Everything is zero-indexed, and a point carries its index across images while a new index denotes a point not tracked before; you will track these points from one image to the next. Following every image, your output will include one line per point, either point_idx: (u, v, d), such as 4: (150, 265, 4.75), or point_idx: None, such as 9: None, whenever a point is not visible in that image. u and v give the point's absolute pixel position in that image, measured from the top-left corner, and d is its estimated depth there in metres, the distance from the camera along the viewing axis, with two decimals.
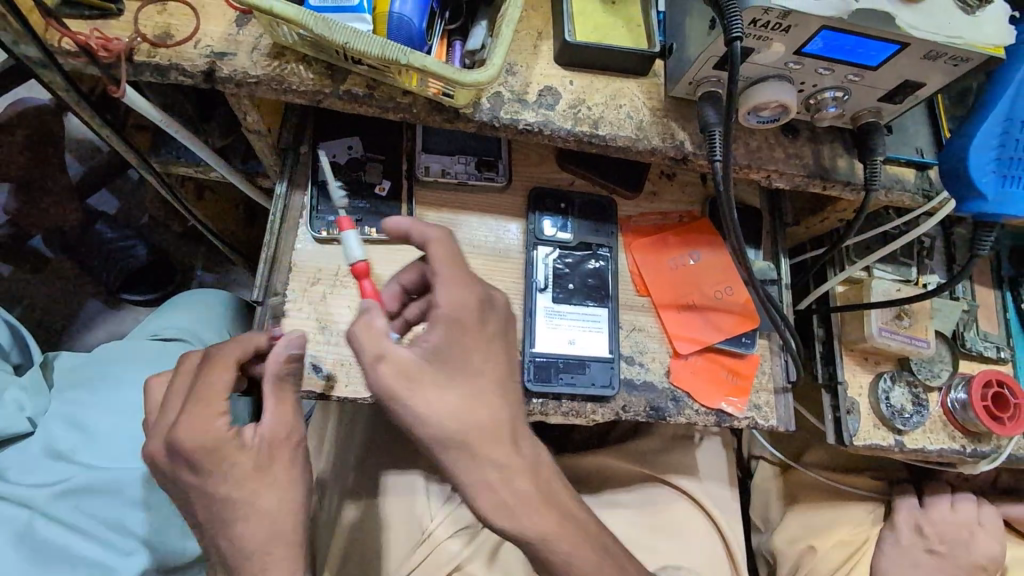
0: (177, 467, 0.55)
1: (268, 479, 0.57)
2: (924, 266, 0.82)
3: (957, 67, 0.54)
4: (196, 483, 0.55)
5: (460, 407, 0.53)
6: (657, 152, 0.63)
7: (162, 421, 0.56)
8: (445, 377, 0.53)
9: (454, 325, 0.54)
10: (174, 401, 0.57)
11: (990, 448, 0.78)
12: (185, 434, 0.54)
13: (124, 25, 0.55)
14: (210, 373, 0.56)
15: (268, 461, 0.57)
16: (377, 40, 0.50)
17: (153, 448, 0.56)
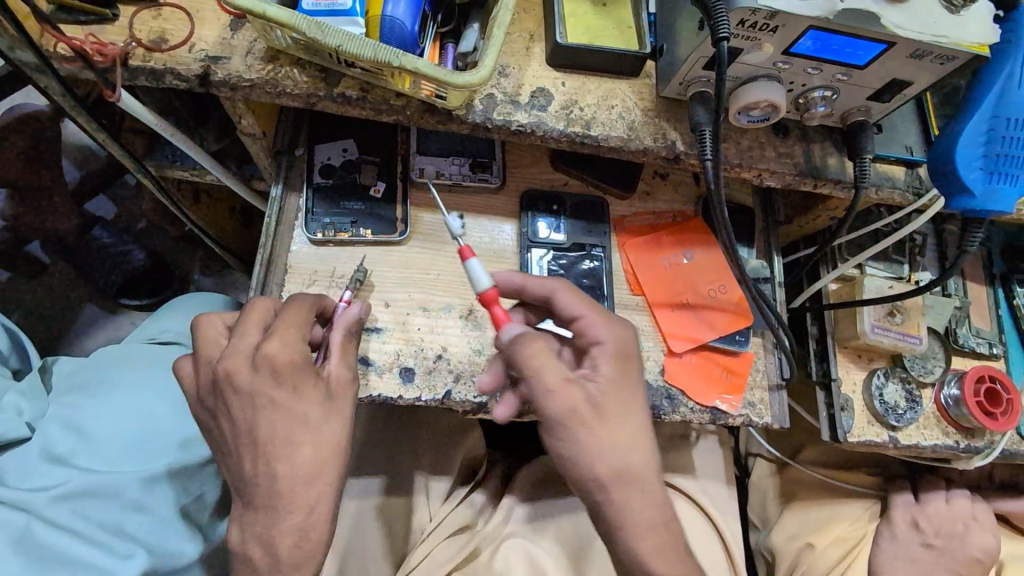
0: (255, 382, 0.55)
1: (335, 409, 0.57)
2: (916, 264, 0.82)
3: (944, 65, 0.55)
4: (270, 399, 0.55)
5: (625, 445, 0.55)
6: (649, 152, 0.64)
7: (239, 343, 0.57)
8: (608, 413, 0.55)
9: (619, 364, 0.58)
10: (254, 327, 0.58)
11: (984, 444, 0.78)
12: (276, 349, 0.55)
13: (119, 30, 0.56)
14: (294, 308, 0.59)
15: (337, 395, 0.58)
16: (369, 43, 0.51)
17: (229, 366, 0.55)
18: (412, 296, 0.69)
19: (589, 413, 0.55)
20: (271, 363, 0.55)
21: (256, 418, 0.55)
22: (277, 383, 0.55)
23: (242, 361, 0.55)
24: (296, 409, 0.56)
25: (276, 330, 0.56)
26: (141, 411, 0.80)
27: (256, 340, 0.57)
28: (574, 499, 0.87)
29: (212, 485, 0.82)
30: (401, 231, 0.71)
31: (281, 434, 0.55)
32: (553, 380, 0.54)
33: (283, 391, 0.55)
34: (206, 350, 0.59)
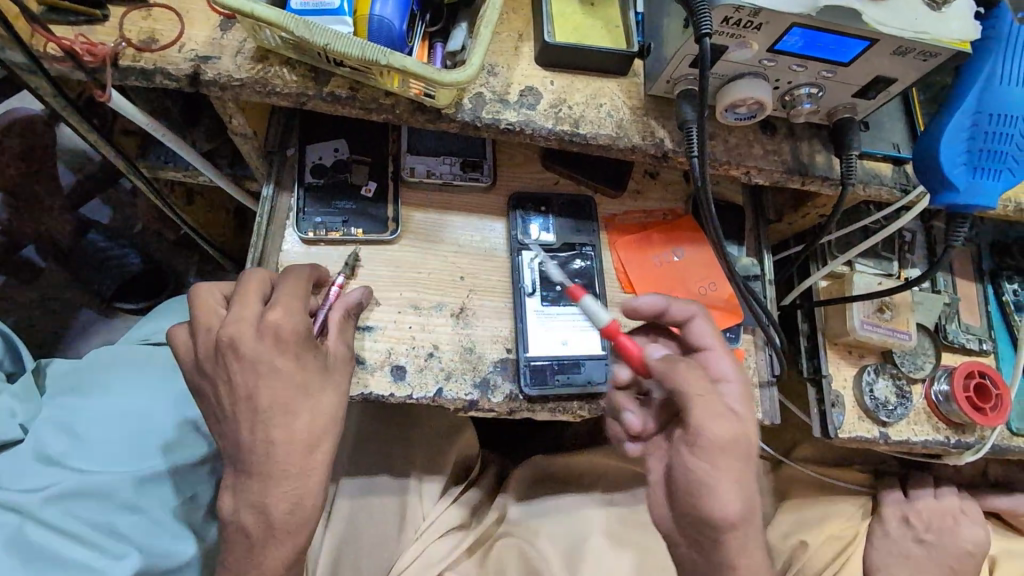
0: (260, 350, 0.55)
1: (333, 382, 0.59)
2: (905, 260, 0.83)
3: (927, 62, 0.56)
4: (274, 366, 0.56)
5: (748, 483, 0.54)
6: (638, 150, 0.64)
7: (240, 312, 0.57)
8: (746, 450, 0.55)
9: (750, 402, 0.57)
10: (254, 297, 0.58)
11: (974, 439, 0.79)
12: (280, 318, 0.56)
13: (110, 30, 0.56)
14: (295, 280, 0.60)
15: (335, 368, 0.60)
16: (357, 41, 0.51)
17: (234, 333, 0.55)
18: (403, 295, 0.70)
19: (734, 449, 0.54)
20: (276, 332, 0.56)
21: (258, 387, 0.55)
22: (281, 353, 0.56)
23: (245, 329, 0.56)
24: (297, 379, 0.57)
25: (280, 301, 0.57)
26: (135, 413, 0.80)
27: (257, 309, 0.57)
28: (567, 498, 0.87)
29: (206, 486, 0.82)
30: (392, 230, 0.71)
31: (283, 403, 0.56)
32: (711, 411, 0.54)
33: (287, 361, 0.57)
34: (203, 319, 0.58)
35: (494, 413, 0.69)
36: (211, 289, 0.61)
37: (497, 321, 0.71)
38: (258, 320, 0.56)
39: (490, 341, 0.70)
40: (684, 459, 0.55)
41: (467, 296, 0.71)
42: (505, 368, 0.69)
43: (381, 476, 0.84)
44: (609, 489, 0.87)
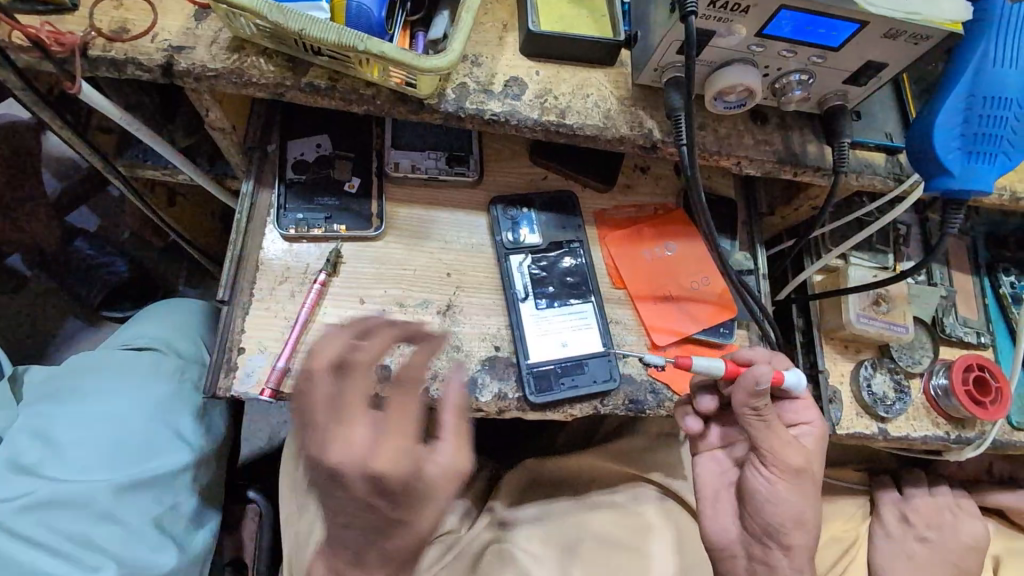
0: (364, 492, 0.52)
1: (432, 506, 0.55)
2: (900, 253, 0.82)
3: (918, 45, 0.55)
4: (370, 501, 0.52)
5: (810, 497, 0.68)
6: (626, 141, 0.63)
7: (348, 430, 0.52)
8: (811, 476, 0.68)
9: (822, 444, 0.68)
10: (360, 412, 0.53)
11: (975, 434, 0.77)
12: (388, 464, 0.51)
13: (80, 20, 0.55)
14: (406, 397, 0.55)
15: (435, 489, 0.54)
16: (332, 26, 0.50)
17: (336, 467, 0.50)
18: (387, 293, 0.68)
19: (798, 476, 0.66)
20: (378, 479, 0.51)
21: (347, 509, 0.54)
22: (383, 494, 0.52)
23: (350, 467, 0.50)
24: (388, 514, 0.54)
25: (386, 442, 0.52)
26: (114, 420, 0.78)
27: (360, 434, 0.52)
28: (560, 502, 0.84)
29: (187, 495, 0.80)
30: (376, 227, 0.69)
31: (377, 527, 0.55)
32: (790, 450, 0.65)
33: (386, 503, 0.53)
34: (308, 405, 0.54)
35: (483, 412, 0.67)
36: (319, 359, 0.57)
37: (485, 319, 0.69)
38: (360, 458, 0.51)
39: (478, 339, 0.68)
40: (756, 478, 0.68)
41: (454, 294, 0.69)
42: (493, 366, 0.67)
43: None
44: (603, 491, 0.85)
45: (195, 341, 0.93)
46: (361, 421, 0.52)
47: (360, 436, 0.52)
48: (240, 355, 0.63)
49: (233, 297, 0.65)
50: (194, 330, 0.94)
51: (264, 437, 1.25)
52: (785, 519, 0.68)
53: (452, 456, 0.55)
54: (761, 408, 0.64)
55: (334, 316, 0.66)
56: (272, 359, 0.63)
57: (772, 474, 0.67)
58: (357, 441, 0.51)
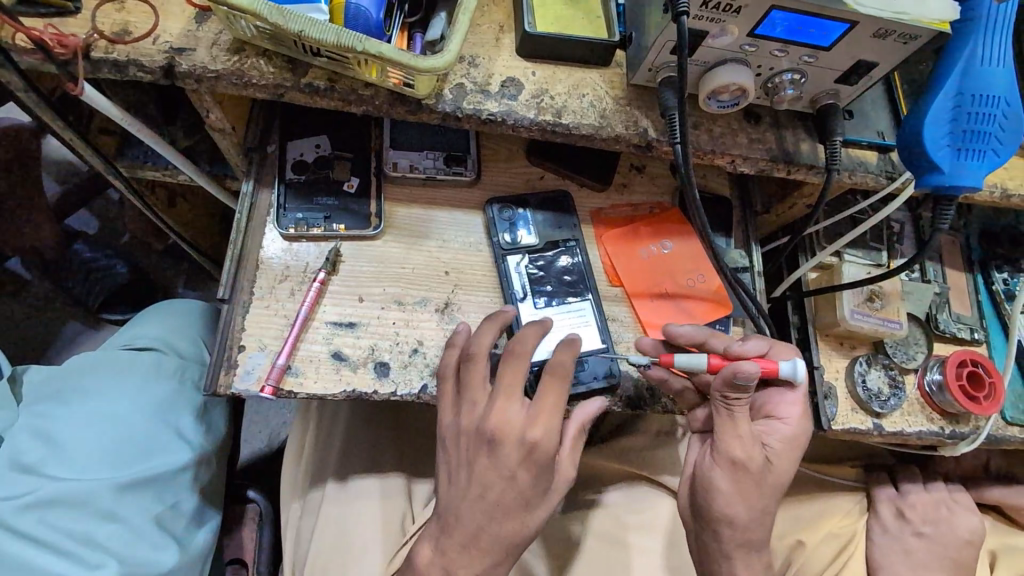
0: (509, 460, 0.61)
1: (550, 498, 0.65)
2: (894, 250, 0.83)
3: (907, 44, 0.56)
4: (515, 474, 0.62)
5: (756, 500, 0.65)
6: (622, 140, 0.64)
7: (507, 404, 0.62)
8: (764, 478, 0.65)
9: (789, 445, 0.66)
10: (518, 394, 0.62)
11: (969, 429, 0.78)
12: (542, 435, 0.61)
13: (82, 22, 0.55)
14: (558, 382, 0.63)
15: (556, 485, 0.65)
16: (332, 27, 0.51)
17: (495, 429, 0.61)
18: (386, 291, 0.68)
19: (747, 474, 0.64)
20: (531, 447, 0.61)
21: (494, 485, 0.62)
22: (531, 466, 0.62)
23: (509, 433, 0.61)
24: (527, 491, 0.63)
25: (538, 417, 0.61)
26: (115, 420, 0.78)
27: (519, 410, 0.62)
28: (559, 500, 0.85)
29: (187, 494, 0.80)
30: (375, 226, 0.70)
31: (506, 507, 0.63)
32: (744, 443, 0.63)
33: (530, 479, 0.63)
34: (468, 381, 0.63)
35: None
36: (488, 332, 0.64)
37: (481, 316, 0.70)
38: (518, 428, 0.61)
39: None
40: (708, 467, 0.67)
41: (451, 292, 0.70)
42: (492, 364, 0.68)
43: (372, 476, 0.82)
44: (601, 489, 0.85)
45: (195, 341, 0.93)
46: (517, 399, 0.62)
47: (500, 411, 0.61)
48: (240, 353, 0.64)
49: (233, 296, 0.66)
50: (195, 330, 0.95)
51: (264, 438, 1.25)
52: (727, 515, 0.65)
53: (569, 459, 0.66)
54: (732, 398, 0.62)
55: (333, 314, 0.67)
56: (272, 357, 0.64)
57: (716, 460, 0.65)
58: (512, 416, 0.62)
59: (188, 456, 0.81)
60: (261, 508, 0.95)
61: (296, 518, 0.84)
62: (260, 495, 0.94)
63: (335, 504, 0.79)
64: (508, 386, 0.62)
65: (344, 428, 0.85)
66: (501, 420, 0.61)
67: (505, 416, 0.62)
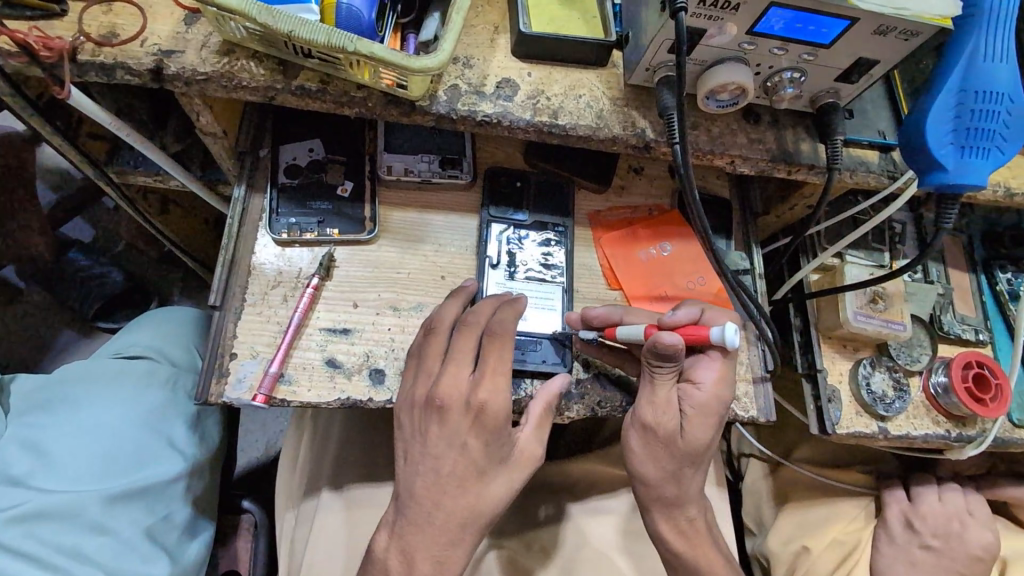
0: (459, 425, 0.60)
1: (506, 471, 0.61)
2: (897, 251, 0.82)
3: (908, 41, 0.55)
4: (466, 441, 0.60)
5: (667, 461, 0.64)
6: (619, 141, 0.63)
7: (457, 369, 0.60)
8: (674, 443, 0.63)
9: (702, 412, 0.62)
10: (468, 358, 0.61)
11: (975, 432, 0.76)
12: (488, 396, 0.59)
13: (69, 25, 0.54)
14: (501, 346, 0.61)
15: (514, 458, 0.62)
16: (322, 27, 0.49)
17: (443, 393, 0.59)
18: (382, 296, 0.67)
19: (655, 436, 0.63)
20: (479, 409, 0.59)
21: (445, 454, 0.60)
22: (479, 431, 0.59)
23: (455, 397, 0.59)
24: (481, 461, 0.60)
25: (484, 378, 0.60)
26: (105, 430, 0.77)
27: (466, 374, 0.60)
28: (558, 508, 0.83)
29: (180, 505, 0.79)
30: (369, 230, 0.69)
31: (459, 478, 0.60)
32: (655, 407, 0.63)
33: (481, 447, 0.60)
34: (424, 353, 0.61)
35: None
36: (452, 305, 0.64)
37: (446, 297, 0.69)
38: (465, 392, 0.60)
39: None
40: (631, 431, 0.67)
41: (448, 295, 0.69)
42: None
43: (367, 485, 0.81)
44: (601, 496, 0.84)
45: (189, 348, 0.92)
46: (467, 365, 0.61)
47: (447, 377, 0.60)
48: (233, 361, 0.62)
49: (225, 302, 0.64)
50: (188, 337, 0.94)
51: (261, 447, 1.23)
52: (644, 475, 0.65)
53: (535, 434, 0.62)
54: (657, 364, 0.62)
55: (327, 321, 0.65)
56: (265, 364, 0.63)
57: (632, 425, 0.65)
58: (462, 381, 0.60)
59: (180, 467, 0.80)
60: (256, 519, 0.93)
61: (291, 528, 0.83)
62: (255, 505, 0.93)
63: (330, 515, 0.78)
64: (457, 352, 0.61)
65: (340, 437, 0.84)
66: (443, 384, 0.59)
67: (453, 382, 0.60)
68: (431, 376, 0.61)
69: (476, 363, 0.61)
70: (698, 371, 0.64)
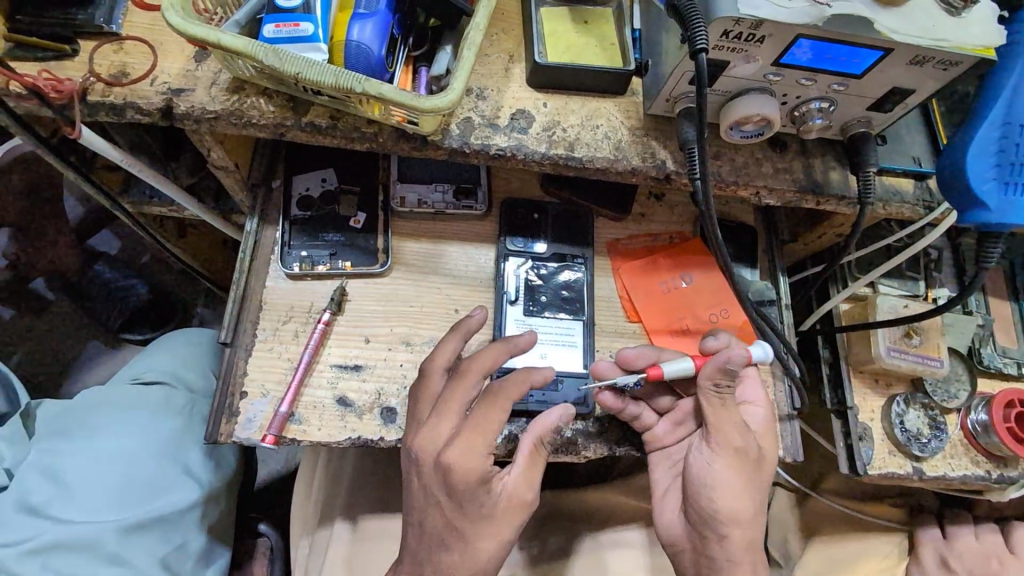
0: (429, 481, 0.57)
1: (490, 527, 0.58)
2: (933, 280, 0.78)
3: (947, 71, 0.51)
4: (438, 498, 0.57)
5: (756, 489, 0.60)
6: (638, 172, 0.60)
7: (438, 421, 0.57)
8: (761, 466, 0.60)
9: (768, 427, 0.63)
10: (455, 410, 0.57)
11: (1019, 474, 0.72)
12: (456, 459, 0.55)
13: (79, 65, 0.54)
14: (491, 408, 0.57)
15: (494, 515, 0.58)
16: (330, 68, 0.48)
17: (418, 446, 0.56)
18: (394, 331, 0.66)
19: (747, 459, 0.59)
20: (447, 470, 0.55)
21: (424, 509, 0.58)
22: (450, 491, 0.56)
23: (426, 453, 0.56)
24: (454, 519, 0.58)
25: (460, 437, 0.56)
26: (121, 459, 0.77)
27: (446, 428, 0.57)
28: (576, 540, 0.80)
29: (195, 533, 0.79)
30: (382, 262, 0.68)
31: (439, 534, 0.58)
32: (741, 428, 0.59)
33: (454, 506, 0.57)
34: (418, 396, 0.60)
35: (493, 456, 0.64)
36: (455, 344, 0.61)
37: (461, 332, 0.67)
38: (438, 448, 0.56)
39: None
40: (704, 460, 0.60)
41: None
42: None
43: (381, 516, 0.79)
44: (620, 528, 0.81)
45: (205, 372, 0.92)
46: (451, 419, 0.57)
47: (426, 428, 0.57)
48: (242, 401, 0.62)
49: (235, 339, 0.64)
50: (204, 361, 0.93)
51: (281, 460, 1.21)
52: (730, 512, 0.58)
53: (520, 482, 0.59)
54: (724, 386, 0.57)
55: (338, 357, 0.64)
56: (275, 404, 0.62)
57: (716, 455, 0.59)
58: (438, 438, 0.56)
59: (196, 495, 0.79)
60: (272, 543, 0.92)
61: (306, 556, 0.82)
62: (271, 529, 0.92)
63: (344, 546, 0.77)
64: (444, 403, 0.58)
65: (353, 466, 0.83)
66: (416, 438, 0.57)
67: (428, 437, 0.56)
68: (416, 424, 0.58)
69: (462, 416, 0.58)
70: (744, 392, 0.65)
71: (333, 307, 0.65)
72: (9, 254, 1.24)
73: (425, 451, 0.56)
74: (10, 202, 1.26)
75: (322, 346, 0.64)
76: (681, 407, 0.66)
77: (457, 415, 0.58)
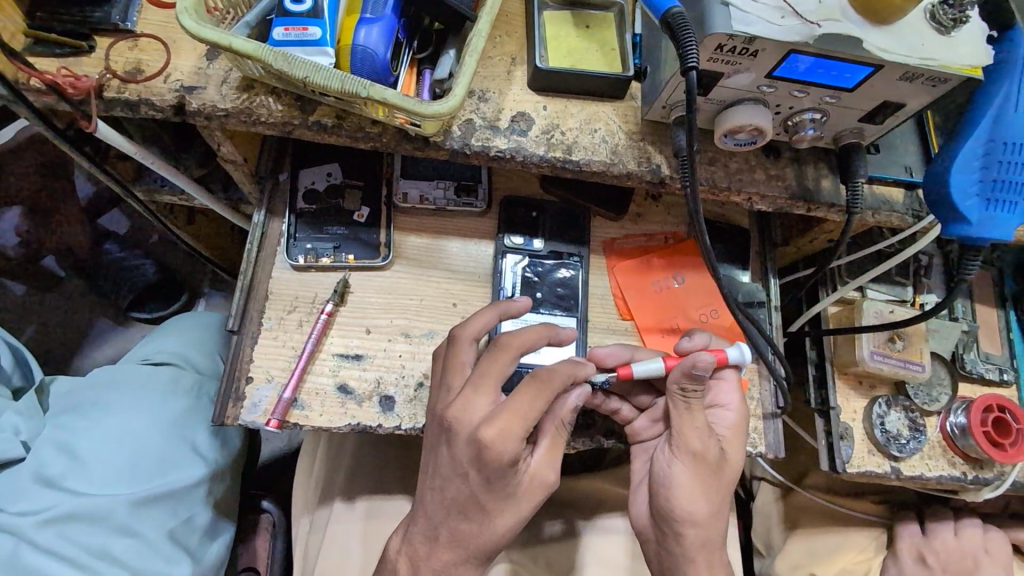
0: (460, 455, 0.57)
1: (511, 506, 0.60)
2: (921, 285, 0.80)
3: (936, 87, 0.52)
4: (466, 472, 0.58)
5: (714, 492, 0.62)
6: (634, 176, 0.62)
7: (474, 397, 0.58)
8: (721, 470, 0.62)
9: (735, 432, 0.64)
10: (491, 385, 0.59)
11: (993, 476, 0.74)
12: (494, 438, 0.55)
13: (96, 61, 0.56)
14: (533, 391, 0.57)
15: (522, 491, 0.60)
16: (337, 73, 0.50)
17: (453, 417, 0.57)
18: (394, 323, 0.69)
19: (706, 463, 0.61)
20: (482, 446, 0.56)
21: (449, 483, 0.59)
22: (481, 467, 0.57)
23: (463, 426, 0.57)
24: (479, 493, 0.59)
25: (499, 417, 0.56)
26: (135, 435, 0.80)
27: (484, 406, 0.57)
28: (565, 526, 0.83)
29: (201, 507, 0.83)
30: (384, 256, 0.70)
31: (459, 507, 0.60)
32: (703, 433, 0.61)
33: (484, 485, 0.58)
34: (450, 366, 0.61)
35: None
36: (491, 318, 0.63)
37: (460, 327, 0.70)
38: (474, 423, 0.57)
39: None
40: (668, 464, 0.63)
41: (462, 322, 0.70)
42: None
43: (379, 498, 0.82)
44: (610, 514, 0.84)
45: (212, 354, 0.95)
46: (486, 395, 0.58)
47: (459, 401, 0.58)
48: (249, 385, 0.65)
49: (242, 327, 0.67)
50: (211, 343, 0.96)
51: (284, 440, 1.25)
52: (686, 509, 0.61)
53: (543, 463, 0.61)
54: (690, 391, 0.60)
55: (339, 346, 0.67)
56: (279, 389, 0.65)
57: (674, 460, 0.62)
58: (473, 414, 0.57)
59: (203, 471, 0.83)
60: (275, 519, 0.96)
61: (306, 533, 0.86)
62: (274, 506, 0.95)
63: (342, 524, 0.80)
64: (481, 377, 0.59)
65: (354, 448, 0.86)
66: (443, 406, 0.59)
67: (463, 410, 0.57)
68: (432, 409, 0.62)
69: (496, 392, 0.59)
70: (716, 395, 0.67)
71: (336, 299, 0.67)
72: (23, 232, 1.27)
73: (456, 426, 0.57)
74: (23, 180, 1.28)
75: (328, 338, 0.67)
76: (656, 406, 0.69)
77: (494, 395, 0.58)
